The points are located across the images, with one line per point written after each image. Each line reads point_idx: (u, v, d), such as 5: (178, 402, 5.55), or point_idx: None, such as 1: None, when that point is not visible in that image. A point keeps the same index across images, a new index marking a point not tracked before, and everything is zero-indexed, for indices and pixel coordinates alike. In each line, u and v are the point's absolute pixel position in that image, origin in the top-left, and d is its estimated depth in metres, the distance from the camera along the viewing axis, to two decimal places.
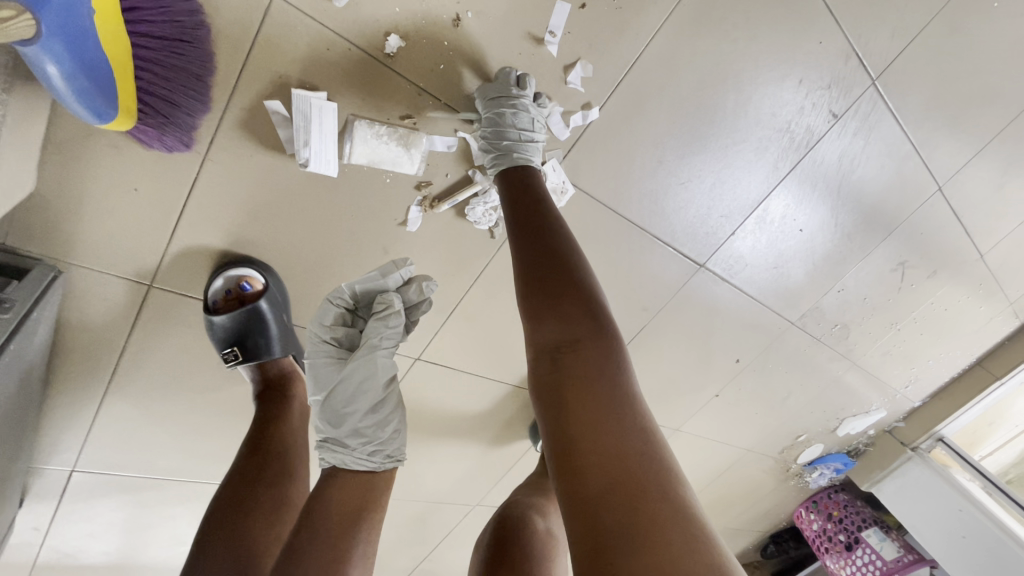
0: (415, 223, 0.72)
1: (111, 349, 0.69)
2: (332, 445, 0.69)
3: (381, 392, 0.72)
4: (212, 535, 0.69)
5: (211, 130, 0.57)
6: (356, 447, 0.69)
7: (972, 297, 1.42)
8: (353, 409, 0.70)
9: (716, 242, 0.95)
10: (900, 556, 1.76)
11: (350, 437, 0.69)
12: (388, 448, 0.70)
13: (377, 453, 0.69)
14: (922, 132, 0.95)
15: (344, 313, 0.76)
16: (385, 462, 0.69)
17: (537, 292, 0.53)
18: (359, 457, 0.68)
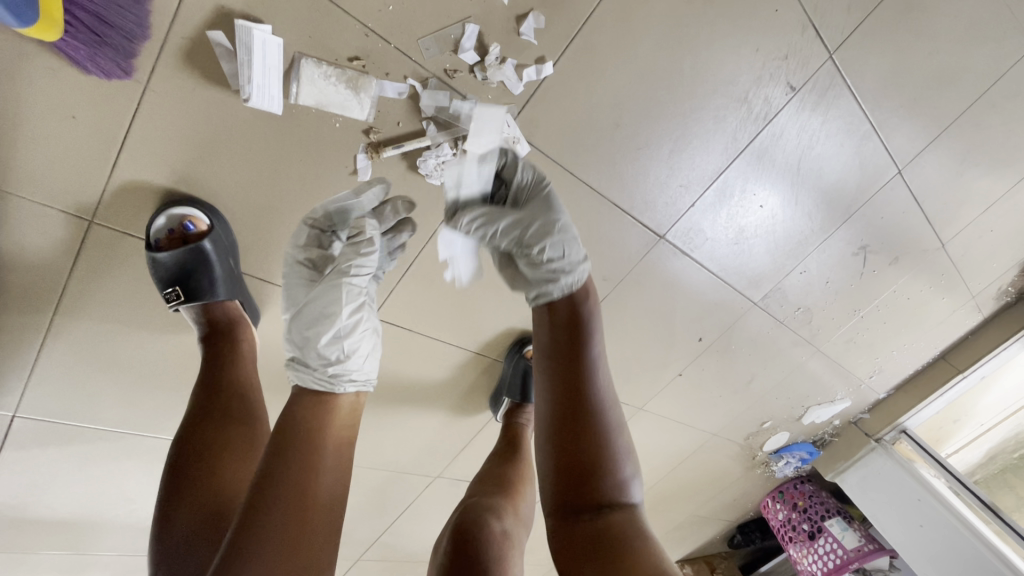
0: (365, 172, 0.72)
1: (51, 287, 0.68)
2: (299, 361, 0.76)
3: (347, 313, 0.77)
4: (184, 477, 0.68)
5: (151, 58, 0.56)
6: (317, 368, 0.74)
7: (934, 288, 1.44)
8: (316, 331, 0.76)
9: (675, 213, 0.97)
10: (860, 546, 1.78)
11: (313, 358, 0.75)
12: (358, 372, 0.77)
13: (338, 376, 0.74)
14: (881, 112, 0.97)
15: (319, 235, 0.78)
16: (348, 385, 0.75)
17: (577, 457, 0.60)
18: (319, 378, 0.74)
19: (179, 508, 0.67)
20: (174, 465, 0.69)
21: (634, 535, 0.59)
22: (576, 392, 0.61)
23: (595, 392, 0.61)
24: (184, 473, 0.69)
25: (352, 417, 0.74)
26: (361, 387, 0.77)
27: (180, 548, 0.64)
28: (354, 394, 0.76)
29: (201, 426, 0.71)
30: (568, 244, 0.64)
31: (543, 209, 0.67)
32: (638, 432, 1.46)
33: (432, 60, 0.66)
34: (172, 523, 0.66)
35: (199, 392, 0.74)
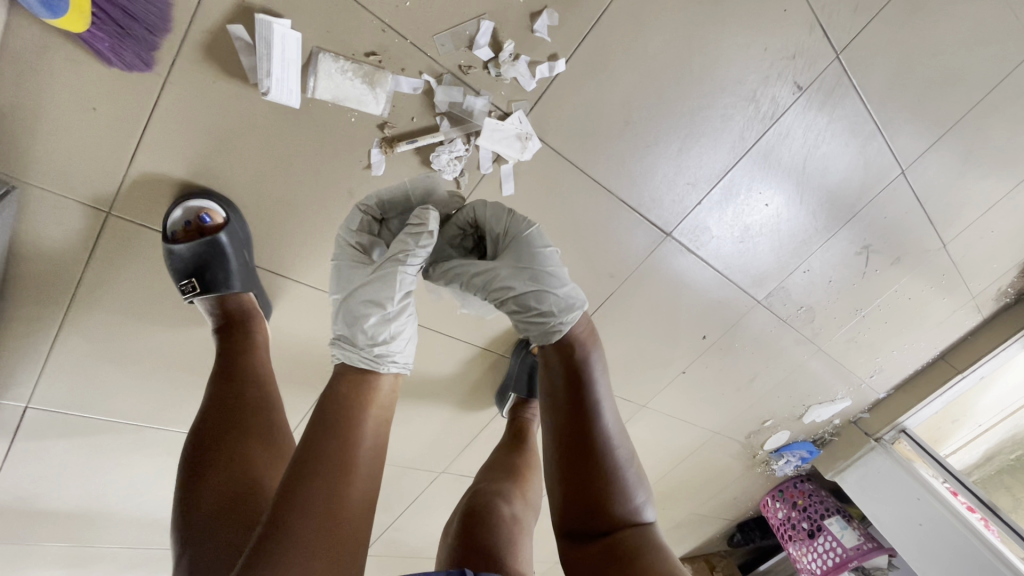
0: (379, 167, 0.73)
1: (67, 278, 0.69)
2: (345, 340, 0.69)
3: (398, 292, 0.70)
4: (206, 462, 0.69)
5: (172, 51, 0.57)
6: (363, 347, 0.68)
7: (935, 288, 1.46)
8: (361, 311, 0.69)
9: (682, 210, 0.97)
10: (860, 544, 1.80)
11: (359, 337, 0.69)
12: (401, 355, 0.71)
13: (383, 356, 0.69)
14: (886, 112, 0.98)
15: (371, 222, 0.76)
16: (393, 365, 0.69)
17: (585, 490, 0.63)
18: (366, 356, 0.68)
19: (204, 492, 0.67)
20: (196, 451, 0.70)
21: (650, 554, 0.59)
22: (580, 428, 0.64)
23: (598, 427, 0.64)
24: (206, 457, 0.69)
25: (394, 401, 0.69)
26: (402, 371, 0.71)
27: (205, 529, 0.64)
28: (395, 377, 0.70)
29: (223, 412, 0.72)
30: (542, 298, 0.67)
31: (512, 263, 0.70)
32: (640, 430, 1.47)
33: (446, 56, 0.66)
34: (197, 505, 0.66)
35: (218, 380, 0.76)
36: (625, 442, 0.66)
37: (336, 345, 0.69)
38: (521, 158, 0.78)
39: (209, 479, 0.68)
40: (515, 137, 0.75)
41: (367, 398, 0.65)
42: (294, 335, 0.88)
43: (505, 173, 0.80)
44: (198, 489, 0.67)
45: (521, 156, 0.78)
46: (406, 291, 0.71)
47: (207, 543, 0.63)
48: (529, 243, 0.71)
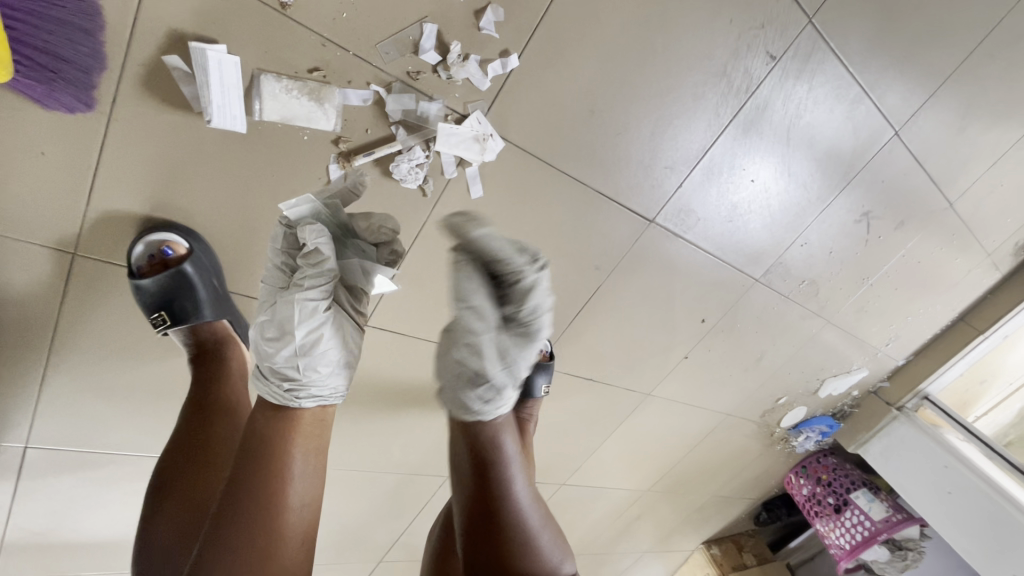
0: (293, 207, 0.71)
1: (44, 321, 0.70)
2: (266, 375, 0.73)
3: (304, 323, 0.71)
4: (168, 488, 0.74)
5: (111, 89, 0.56)
6: (276, 383, 0.71)
7: (945, 249, 1.40)
8: (272, 348, 0.71)
9: (663, 195, 0.95)
10: (888, 516, 1.75)
11: (272, 373, 0.72)
12: (321, 387, 0.73)
13: (294, 392, 0.71)
14: (870, 74, 0.93)
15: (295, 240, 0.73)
16: (307, 401, 0.71)
17: (494, 548, 0.70)
18: (278, 393, 0.71)
19: (167, 506, 0.73)
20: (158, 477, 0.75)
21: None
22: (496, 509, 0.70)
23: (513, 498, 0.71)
24: (168, 484, 0.74)
25: (320, 430, 0.73)
26: (323, 401, 0.73)
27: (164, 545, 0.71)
28: (318, 408, 0.73)
29: (181, 446, 0.75)
30: (493, 400, 0.71)
31: (507, 358, 0.69)
32: (648, 418, 1.45)
33: (393, 64, 0.65)
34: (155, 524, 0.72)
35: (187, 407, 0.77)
36: (537, 507, 0.74)
37: (254, 380, 0.72)
38: (482, 160, 0.76)
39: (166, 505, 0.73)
40: (473, 140, 0.73)
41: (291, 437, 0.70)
42: None
43: (472, 176, 0.79)
44: (160, 503, 0.74)
45: (485, 158, 0.76)
46: (317, 322, 0.72)
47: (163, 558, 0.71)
48: (525, 357, 0.70)
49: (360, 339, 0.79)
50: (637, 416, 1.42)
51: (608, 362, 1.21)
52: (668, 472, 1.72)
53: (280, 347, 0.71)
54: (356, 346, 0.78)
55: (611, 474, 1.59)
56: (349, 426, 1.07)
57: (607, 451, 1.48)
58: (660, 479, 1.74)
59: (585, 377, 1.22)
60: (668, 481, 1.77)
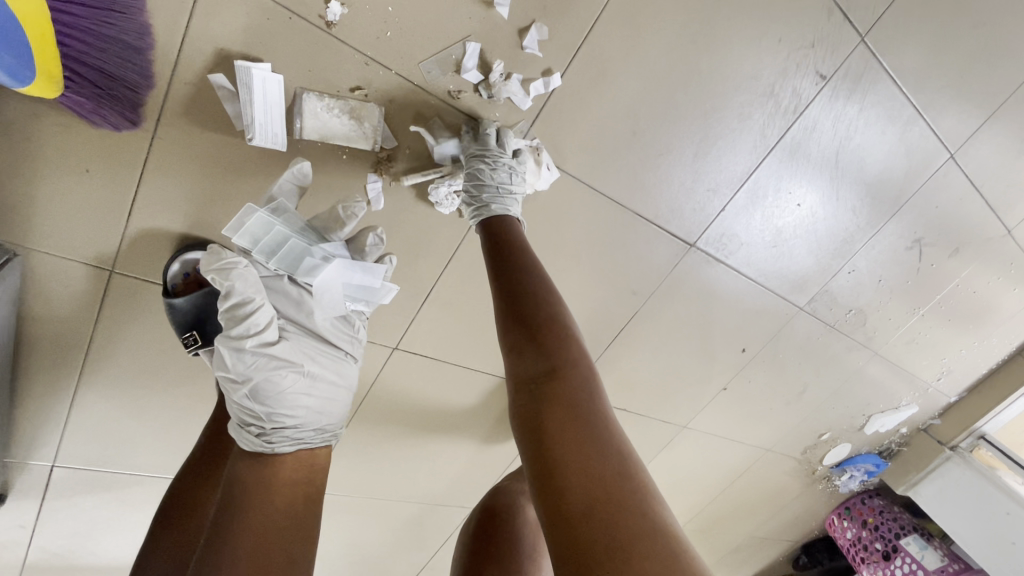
0: (237, 230, 0.61)
1: (78, 338, 0.69)
2: (239, 425, 0.66)
3: (244, 366, 0.62)
4: (169, 522, 0.70)
5: (157, 106, 0.56)
6: (249, 429, 0.64)
7: (1003, 279, 1.32)
8: (229, 394, 0.64)
9: (705, 219, 0.91)
10: (943, 567, 1.62)
11: (245, 418, 0.65)
12: (300, 428, 0.66)
13: (270, 435, 0.64)
14: (925, 94, 0.89)
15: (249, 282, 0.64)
16: (286, 444, 0.64)
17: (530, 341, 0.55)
18: (254, 440, 0.63)
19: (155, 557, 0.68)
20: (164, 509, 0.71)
21: (582, 408, 0.50)
22: (510, 285, 0.59)
23: (522, 274, 0.59)
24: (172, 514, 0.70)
25: (311, 477, 0.65)
26: (305, 441, 0.66)
27: None
28: (303, 452, 0.66)
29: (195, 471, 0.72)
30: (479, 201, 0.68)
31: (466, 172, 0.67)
32: (683, 451, 1.38)
33: (434, 83, 0.64)
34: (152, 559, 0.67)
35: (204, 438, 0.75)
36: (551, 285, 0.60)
37: (231, 429, 0.66)
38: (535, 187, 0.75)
39: (168, 536, 0.69)
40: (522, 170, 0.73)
41: (270, 487, 0.60)
42: None
43: None
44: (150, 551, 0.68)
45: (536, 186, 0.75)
46: (265, 364, 0.63)
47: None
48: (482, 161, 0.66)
49: (347, 372, 0.72)
50: (671, 449, 1.35)
51: (643, 392, 1.16)
52: (702, 509, 1.63)
53: (234, 394, 0.63)
54: (335, 383, 0.70)
55: None
56: (374, 451, 1.04)
57: None
58: (693, 517, 1.65)
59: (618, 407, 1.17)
60: (702, 519, 1.68)
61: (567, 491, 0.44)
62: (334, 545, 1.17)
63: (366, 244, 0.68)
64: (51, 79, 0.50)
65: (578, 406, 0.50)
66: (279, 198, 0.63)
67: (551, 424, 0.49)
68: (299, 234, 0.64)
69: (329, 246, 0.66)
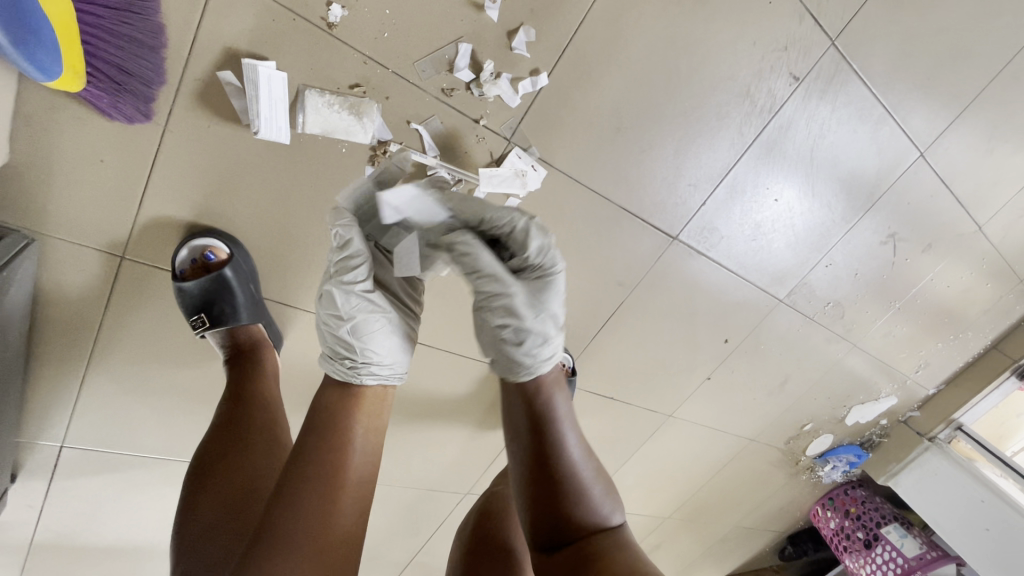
0: (349, 194, 0.69)
1: (89, 321, 0.73)
2: (331, 355, 0.71)
3: (352, 304, 0.68)
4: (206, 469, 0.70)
5: (168, 100, 0.60)
6: (340, 363, 0.70)
7: (975, 274, 1.37)
8: (331, 327, 0.70)
9: (686, 213, 0.96)
10: (922, 554, 1.67)
11: (338, 352, 0.71)
12: (381, 365, 0.71)
13: (358, 369, 0.70)
14: (894, 95, 0.94)
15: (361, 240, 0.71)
16: (372, 378, 0.70)
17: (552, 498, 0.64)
18: (347, 372, 0.70)
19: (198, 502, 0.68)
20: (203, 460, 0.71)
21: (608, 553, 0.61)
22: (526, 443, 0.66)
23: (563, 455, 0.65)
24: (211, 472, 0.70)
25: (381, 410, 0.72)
26: (383, 379, 0.72)
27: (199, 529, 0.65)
28: (379, 388, 0.72)
29: (228, 431, 0.72)
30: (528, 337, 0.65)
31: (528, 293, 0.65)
32: (669, 440, 1.42)
33: (429, 81, 0.68)
34: (195, 512, 0.67)
35: (227, 402, 0.76)
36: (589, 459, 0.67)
37: (323, 361, 0.72)
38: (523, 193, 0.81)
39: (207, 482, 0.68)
40: (513, 176, 0.78)
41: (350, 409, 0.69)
42: (303, 363, 0.89)
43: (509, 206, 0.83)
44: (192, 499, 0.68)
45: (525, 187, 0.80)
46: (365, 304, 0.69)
47: (197, 555, 0.64)
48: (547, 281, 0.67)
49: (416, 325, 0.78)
50: (658, 437, 1.39)
51: (630, 380, 1.21)
52: (689, 498, 1.68)
53: (334, 329, 0.69)
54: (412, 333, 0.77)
55: (629, 499, 1.55)
56: None
57: (626, 474, 1.45)
58: (680, 506, 1.69)
59: (606, 396, 1.21)
60: (689, 508, 1.72)
61: None
62: None
63: None
64: (74, 75, 0.54)
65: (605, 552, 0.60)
66: (387, 173, 0.70)
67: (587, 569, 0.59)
68: None
69: None
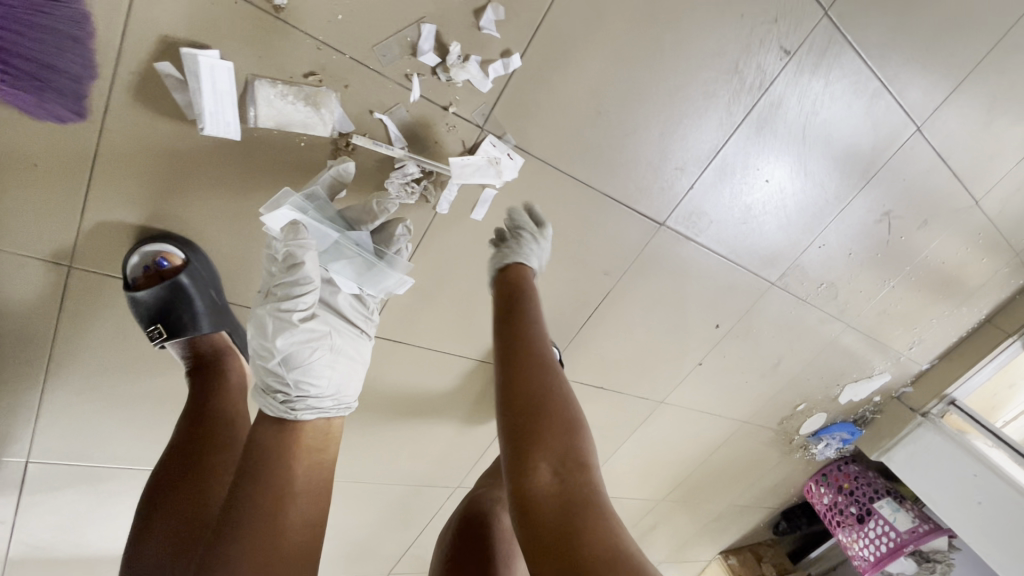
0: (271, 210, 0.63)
1: (41, 334, 0.69)
2: (265, 389, 0.70)
3: (284, 337, 0.67)
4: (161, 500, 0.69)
5: (102, 97, 0.55)
6: (274, 396, 0.69)
7: (971, 249, 1.35)
8: (265, 358, 0.69)
9: (673, 197, 0.91)
10: (915, 527, 1.69)
11: (273, 384, 0.69)
12: (320, 397, 0.71)
13: (292, 403, 0.70)
14: (890, 67, 0.89)
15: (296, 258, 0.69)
16: (307, 413, 0.70)
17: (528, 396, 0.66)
18: (278, 407, 0.69)
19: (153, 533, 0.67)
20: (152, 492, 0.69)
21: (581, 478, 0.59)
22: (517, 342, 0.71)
23: (545, 356, 0.70)
24: (164, 501, 0.69)
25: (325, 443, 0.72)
26: (324, 411, 0.72)
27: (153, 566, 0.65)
28: (320, 420, 0.72)
29: (183, 458, 0.71)
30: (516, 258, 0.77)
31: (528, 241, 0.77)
32: (661, 426, 1.41)
33: (391, 66, 0.63)
34: (146, 545, 0.66)
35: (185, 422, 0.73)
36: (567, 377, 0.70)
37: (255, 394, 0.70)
38: (498, 184, 0.76)
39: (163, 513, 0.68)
40: (487, 165, 0.74)
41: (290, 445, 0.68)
42: None
43: (483, 199, 0.79)
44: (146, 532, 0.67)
45: (499, 178, 0.76)
46: (297, 335, 0.68)
47: None
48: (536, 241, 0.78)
49: (363, 349, 0.76)
50: (650, 423, 1.38)
51: (619, 369, 1.18)
52: (683, 480, 1.68)
53: (265, 362, 0.69)
54: (355, 357, 0.75)
55: (623, 483, 1.54)
56: (353, 436, 1.05)
57: (619, 460, 1.44)
58: (674, 488, 1.69)
59: (595, 385, 1.19)
60: (683, 490, 1.72)
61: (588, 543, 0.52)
62: None
63: (395, 230, 0.73)
64: None
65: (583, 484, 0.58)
66: (316, 188, 0.66)
67: (575, 504, 0.56)
68: (332, 222, 0.68)
69: (357, 236, 0.70)
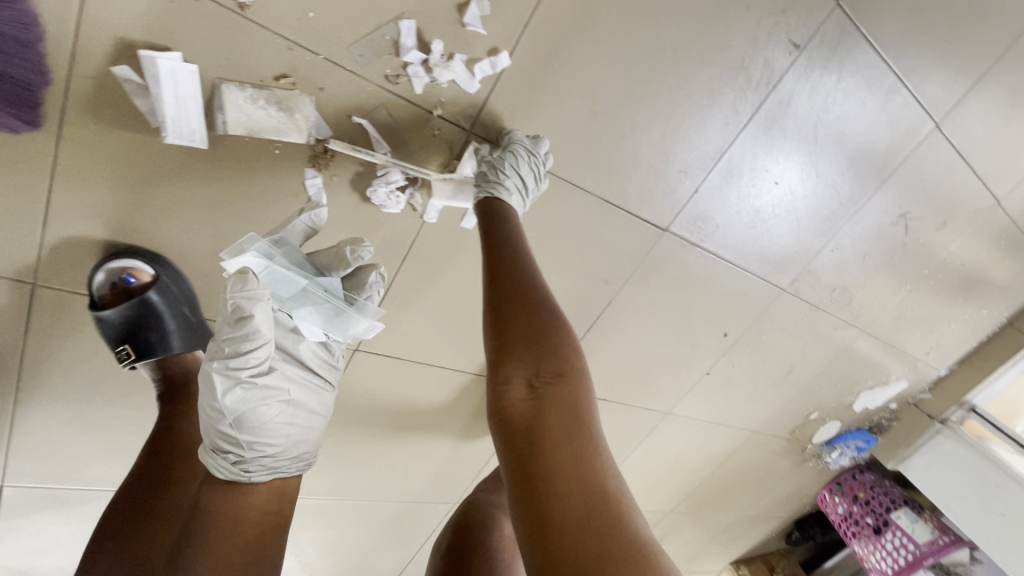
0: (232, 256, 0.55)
1: (7, 355, 0.65)
2: (212, 448, 0.62)
3: (236, 398, 0.58)
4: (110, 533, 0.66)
5: (57, 105, 0.51)
6: (224, 454, 0.62)
7: (993, 250, 1.28)
8: (215, 418, 0.60)
9: (676, 202, 0.87)
10: (934, 539, 1.62)
11: (223, 443, 0.62)
12: (275, 457, 0.66)
13: (245, 462, 0.63)
14: (907, 61, 0.84)
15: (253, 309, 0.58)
16: (261, 473, 0.64)
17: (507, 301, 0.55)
18: (226, 467, 0.62)
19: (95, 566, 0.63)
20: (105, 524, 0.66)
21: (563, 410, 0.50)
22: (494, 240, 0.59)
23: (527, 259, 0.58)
24: (119, 532, 0.65)
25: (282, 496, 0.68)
26: (277, 470, 0.67)
27: None
28: (274, 479, 0.67)
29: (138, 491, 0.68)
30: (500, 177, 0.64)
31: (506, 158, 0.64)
32: (668, 437, 1.35)
33: (369, 67, 0.59)
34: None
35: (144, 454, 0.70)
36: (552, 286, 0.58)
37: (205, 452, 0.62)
38: None
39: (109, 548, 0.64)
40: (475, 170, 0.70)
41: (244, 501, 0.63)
42: None
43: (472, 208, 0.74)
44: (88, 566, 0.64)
45: None
46: (255, 395, 0.60)
47: None
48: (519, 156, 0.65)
49: (325, 402, 0.70)
50: (656, 435, 1.33)
51: (623, 380, 1.13)
52: (692, 491, 1.62)
53: (215, 423, 0.60)
54: (314, 411, 0.69)
55: None
56: (346, 453, 1.01)
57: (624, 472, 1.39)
58: (683, 499, 1.63)
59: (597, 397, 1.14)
60: (692, 501, 1.67)
61: (560, 498, 0.45)
62: (314, 546, 1.16)
63: (369, 277, 0.67)
64: None
65: (570, 409, 0.50)
66: (287, 235, 0.62)
67: (544, 427, 0.49)
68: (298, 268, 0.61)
69: (325, 282, 0.62)
